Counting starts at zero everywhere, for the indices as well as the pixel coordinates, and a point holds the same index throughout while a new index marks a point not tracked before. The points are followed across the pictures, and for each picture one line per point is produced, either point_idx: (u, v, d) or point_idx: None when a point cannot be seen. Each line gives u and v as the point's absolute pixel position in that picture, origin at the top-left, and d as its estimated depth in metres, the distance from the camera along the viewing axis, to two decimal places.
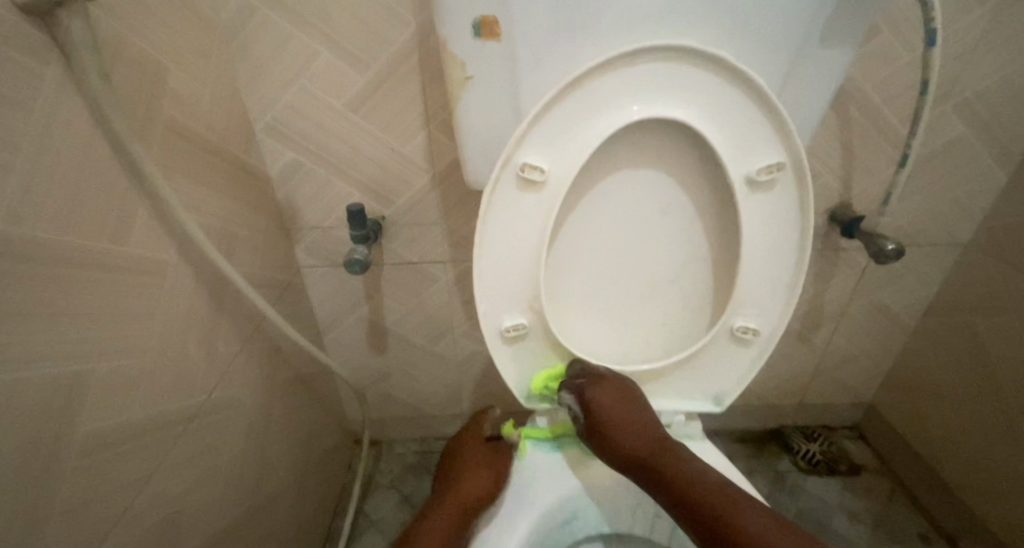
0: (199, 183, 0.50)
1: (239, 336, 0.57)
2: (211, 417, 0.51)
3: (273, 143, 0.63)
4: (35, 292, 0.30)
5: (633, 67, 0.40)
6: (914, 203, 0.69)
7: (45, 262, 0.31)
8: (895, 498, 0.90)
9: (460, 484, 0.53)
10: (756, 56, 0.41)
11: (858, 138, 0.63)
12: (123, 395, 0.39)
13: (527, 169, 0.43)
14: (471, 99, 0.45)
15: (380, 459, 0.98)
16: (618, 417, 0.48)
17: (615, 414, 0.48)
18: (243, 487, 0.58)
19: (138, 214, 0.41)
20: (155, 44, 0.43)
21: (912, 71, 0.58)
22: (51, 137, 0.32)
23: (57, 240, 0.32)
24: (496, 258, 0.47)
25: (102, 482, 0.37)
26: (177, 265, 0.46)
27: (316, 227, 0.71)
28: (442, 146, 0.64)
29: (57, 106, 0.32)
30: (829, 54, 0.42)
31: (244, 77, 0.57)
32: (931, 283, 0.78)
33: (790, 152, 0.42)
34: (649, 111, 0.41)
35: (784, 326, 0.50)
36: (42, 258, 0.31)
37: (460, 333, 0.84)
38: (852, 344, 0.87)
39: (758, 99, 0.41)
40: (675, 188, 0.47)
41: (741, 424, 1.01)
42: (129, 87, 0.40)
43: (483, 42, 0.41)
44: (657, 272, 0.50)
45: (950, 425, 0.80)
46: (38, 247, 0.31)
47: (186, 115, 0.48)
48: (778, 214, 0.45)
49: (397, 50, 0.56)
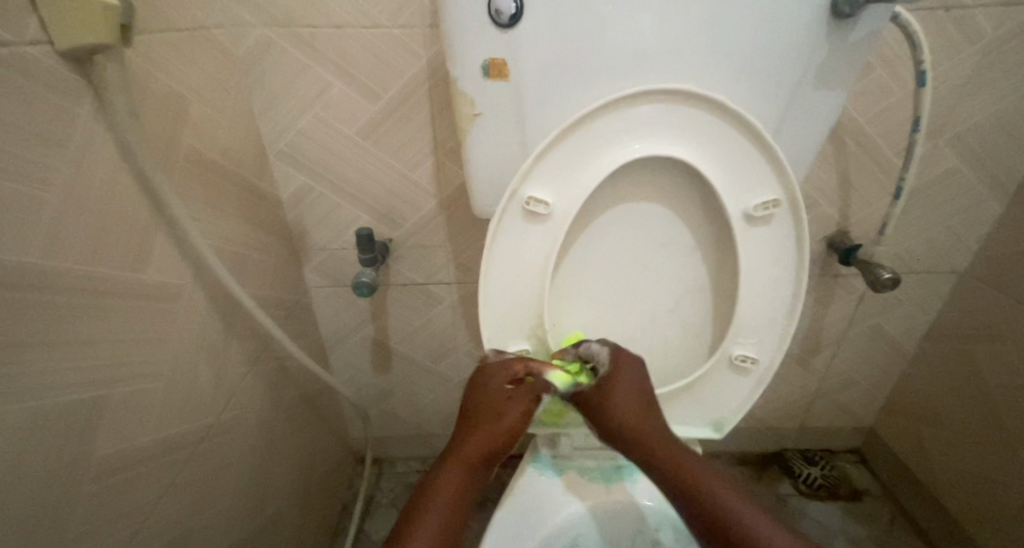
0: (214, 208, 0.51)
1: (248, 357, 0.58)
2: (218, 437, 0.52)
3: (285, 168, 0.65)
4: (58, 321, 0.31)
5: (634, 108, 0.42)
6: (910, 232, 0.71)
7: (73, 293, 0.33)
8: (897, 524, 0.89)
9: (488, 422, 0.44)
10: (752, 98, 0.43)
11: (854, 169, 0.65)
12: (137, 418, 0.40)
13: (532, 203, 0.45)
14: (479, 135, 0.47)
15: (381, 477, 0.98)
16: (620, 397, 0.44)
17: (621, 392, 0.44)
18: (248, 507, 0.58)
19: (156, 241, 0.42)
20: (179, 78, 0.46)
21: (904, 107, 0.59)
22: (83, 173, 0.34)
23: (83, 271, 0.34)
24: (502, 286, 0.49)
25: (114, 504, 0.37)
26: (191, 288, 0.47)
27: (324, 248, 0.72)
28: (449, 172, 0.66)
29: (88, 143, 0.34)
30: (823, 96, 0.44)
31: (260, 105, 0.59)
32: (929, 309, 0.79)
33: (786, 189, 0.44)
34: (649, 148, 0.43)
35: (781, 355, 0.50)
36: (67, 287, 0.32)
37: (463, 353, 0.85)
38: (852, 367, 0.87)
39: (755, 140, 0.42)
40: (675, 221, 0.48)
41: (744, 447, 1.01)
42: (154, 120, 0.41)
43: (492, 82, 0.43)
44: (657, 300, 0.52)
45: (950, 452, 0.80)
46: (67, 278, 0.32)
47: (205, 144, 0.50)
48: (775, 247, 0.46)
49: (408, 82, 0.58)
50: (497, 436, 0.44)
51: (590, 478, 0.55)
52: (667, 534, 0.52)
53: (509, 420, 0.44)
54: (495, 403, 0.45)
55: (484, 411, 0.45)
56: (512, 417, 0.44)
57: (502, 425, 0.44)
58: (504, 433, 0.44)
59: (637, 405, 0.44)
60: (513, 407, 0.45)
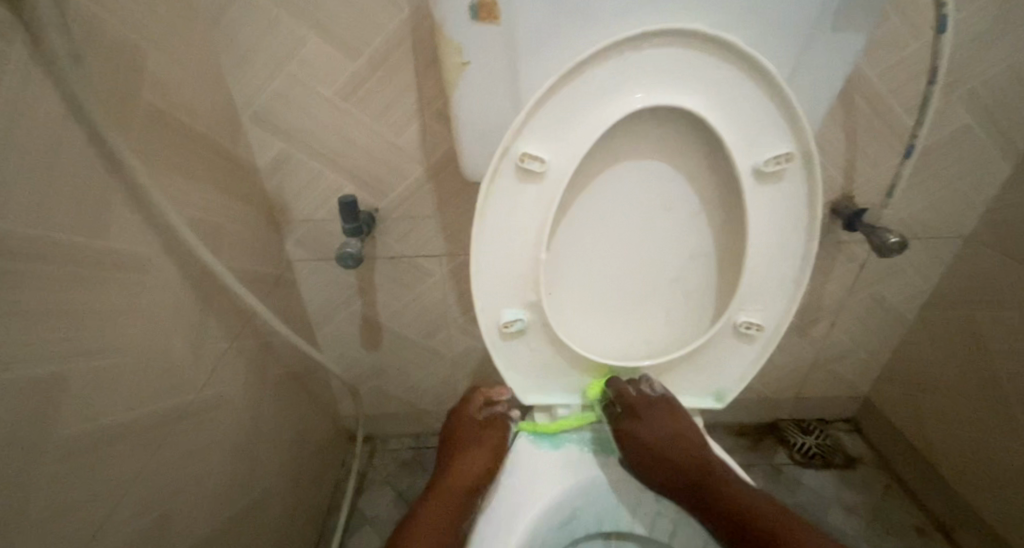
0: (183, 173, 0.47)
1: (228, 333, 0.55)
2: (197, 418, 0.49)
3: (260, 133, 0.60)
4: (6, 288, 0.28)
5: (638, 51, 0.38)
6: (916, 196, 0.68)
7: (24, 258, 0.29)
8: (890, 489, 0.90)
9: (465, 460, 0.51)
10: (765, 41, 0.40)
11: (862, 129, 0.62)
12: (107, 396, 0.37)
13: (526, 159, 0.41)
14: (468, 86, 0.43)
15: (375, 455, 0.96)
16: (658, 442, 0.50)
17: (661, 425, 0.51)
18: (233, 488, 0.56)
19: (116, 206, 0.38)
20: (134, 25, 0.41)
21: (918, 62, 0.56)
22: (28, 127, 0.30)
23: (35, 235, 0.30)
24: (495, 251, 0.46)
25: (85, 489, 0.35)
26: (161, 259, 0.44)
27: (306, 220, 0.69)
28: (438, 136, 0.62)
29: (30, 91, 0.30)
30: (841, 40, 0.40)
31: (228, 63, 0.55)
32: (931, 276, 0.78)
33: (798, 142, 0.41)
34: (653, 98, 0.40)
35: (788, 321, 0.49)
36: (14, 251, 0.29)
37: (455, 329, 0.83)
38: (850, 337, 0.86)
39: (767, 87, 0.39)
40: (679, 180, 0.45)
41: (739, 418, 1.01)
42: (105, 70, 0.37)
43: (482, 26, 0.39)
44: (659, 266, 0.49)
45: (949, 421, 0.80)
46: (17, 242, 0.29)
47: (170, 101, 0.46)
48: (786, 206, 0.43)
49: (389, 35, 0.54)
50: (478, 461, 0.51)
51: (588, 453, 0.53)
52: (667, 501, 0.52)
53: (489, 445, 0.52)
54: (476, 434, 0.54)
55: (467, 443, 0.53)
56: (490, 443, 0.53)
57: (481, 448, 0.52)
58: (485, 457, 0.51)
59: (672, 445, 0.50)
60: (492, 435, 0.53)
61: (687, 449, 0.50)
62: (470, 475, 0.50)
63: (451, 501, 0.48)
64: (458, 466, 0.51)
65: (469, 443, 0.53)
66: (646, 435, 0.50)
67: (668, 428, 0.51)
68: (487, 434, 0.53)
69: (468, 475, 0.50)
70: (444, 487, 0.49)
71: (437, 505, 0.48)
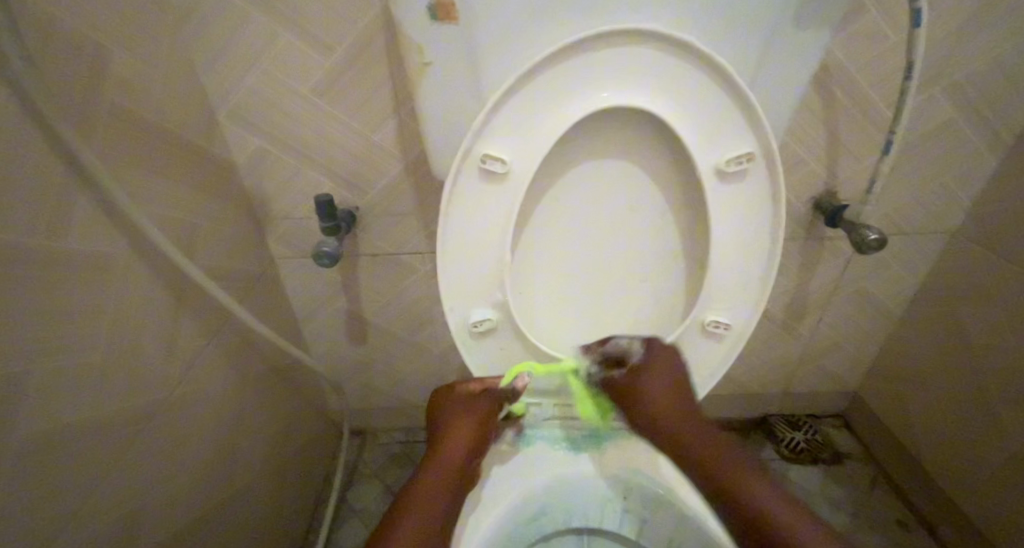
0: (152, 174, 0.48)
1: (204, 330, 0.56)
2: (171, 413, 0.50)
3: (236, 131, 0.61)
4: None
5: (596, 51, 0.38)
6: (899, 191, 0.67)
7: None
8: (876, 484, 0.90)
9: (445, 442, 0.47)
10: (728, 39, 0.39)
11: (842, 124, 0.61)
12: (69, 396, 0.37)
13: (487, 160, 0.41)
14: (431, 86, 0.43)
15: (364, 449, 0.98)
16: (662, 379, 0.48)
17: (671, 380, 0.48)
18: (212, 481, 0.57)
19: (79, 208, 0.39)
20: (96, 28, 0.41)
21: (899, 53, 0.55)
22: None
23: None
24: (461, 252, 0.46)
25: (48, 485, 0.35)
26: (127, 257, 0.44)
27: (286, 217, 0.69)
28: (414, 134, 0.62)
29: None
30: (805, 35, 0.39)
31: (200, 60, 0.55)
32: (918, 270, 0.77)
33: (760, 141, 0.40)
34: (613, 98, 0.39)
35: (756, 319, 0.48)
36: None
37: (440, 325, 0.83)
38: (837, 332, 0.86)
39: (728, 88, 0.39)
40: (644, 180, 0.45)
41: (728, 413, 1.01)
42: (63, 72, 0.37)
43: (442, 26, 0.39)
44: (628, 264, 0.49)
45: (933, 416, 0.80)
46: None
47: (135, 101, 0.46)
48: (750, 205, 0.43)
49: (361, 33, 0.54)
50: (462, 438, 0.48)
51: (562, 451, 0.54)
52: (636, 501, 0.52)
53: (473, 421, 0.49)
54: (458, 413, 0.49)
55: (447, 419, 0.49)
56: (473, 420, 0.49)
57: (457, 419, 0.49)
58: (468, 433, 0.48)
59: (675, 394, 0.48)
60: (475, 409, 0.49)
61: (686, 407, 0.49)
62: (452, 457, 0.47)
63: (443, 481, 0.45)
64: (444, 450, 0.47)
65: (449, 423, 0.49)
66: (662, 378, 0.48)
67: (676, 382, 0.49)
68: (471, 411, 0.49)
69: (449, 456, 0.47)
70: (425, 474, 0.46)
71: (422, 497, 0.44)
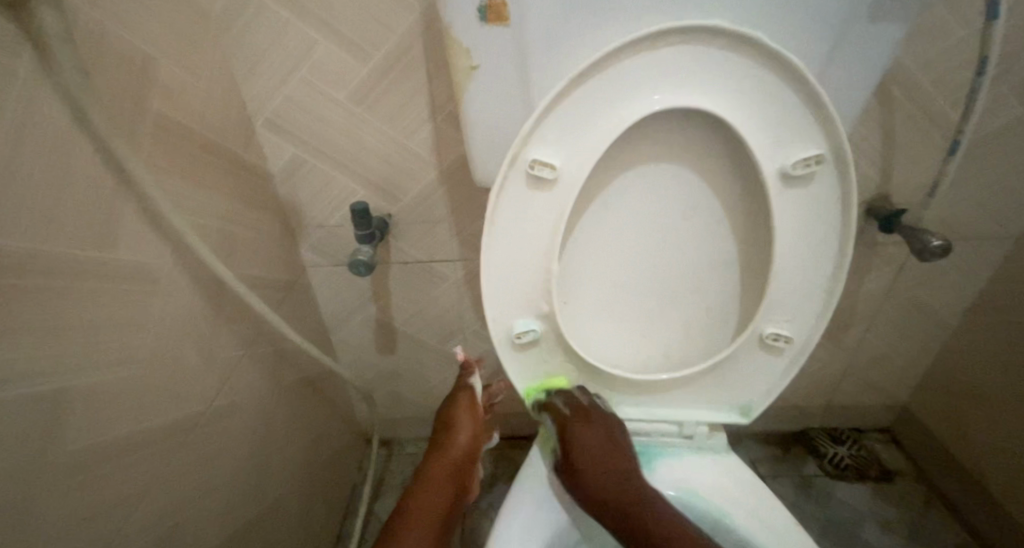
0: (192, 182, 0.47)
1: (241, 340, 0.55)
2: (209, 426, 0.49)
3: (273, 139, 0.60)
4: (25, 306, 0.29)
5: (656, 50, 0.36)
6: (961, 194, 0.64)
7: (37, 276, 0.30)
8: (930, 505, 0.85)
9: (442, 441, 0.51)
10: (797, 35, 0.36)
11: (901, 123, 0.57)
12: (113, 411, 0.37)
13: (537, 166, 0.40)
14: (476, 90, 0.42)
15: (392, 459, 0.97)
16: (595, 438, 0.48)
17: (595, 442, 0.48)
18: (246, 495, 0.57)
19: (126, 218, 0.38)
20: (143, 33, 0.41)
21: (966, 49, 0.52)
22: (40, 145, 0.30)
23: (48, 253, 0.31)
24: (506, 260, 0.44)
25: (93, 502, 0.35)
26: (170, 268, 0.44)
27: (319, 225, 0.69)
28: (449, 141, 0.60)
29: (42, 110, 0.30)
30: (882, 30, 0.36)
31: (239, 69, 0.55)
32: (977, 279, 0.72)
33: (831, 142, 0.38)
34: (672, 100, 0.37)
35: (820, 333, 0.46)
36: (31, 268, 0.29)
37: (470, 333, 0.82)
38: (886, 343, 0.82)
39: (797, 87, 0.36)
40: (700, 186, 0.43)
41: (767, 427, 0.97)
42: (111, 82, 0.37)
43: (490, 29, 0.37)
44: (680, 273, 0.47)
45: (996, 433, 0.75)
46: (30, 260, 0.29)
47: (179, 111, 0.46)
48: (817, 211, 0.40)
49: (399, 37, 0.53)
50: (458, 435, 0.51)
51: None
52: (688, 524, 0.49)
53: (463, 419, 0.52)
54: (447, 413, 0.53)
55: (443, 419, 0.53)
56: (463, 416, 0.52)
57: (462, 428, 0.51)
58: (462, 430, 0.51)
59: (610, 453, 0.48)
60: (462, 407, 0.53)
61: (618, 469, 0.47)
62: (450, 452, 0.50)
63: (446, 474, 0.49)
64: (444, 448, 0.51)
65: (442, 424, 0.52)
66: (588, 438, 0.47)
67: (603, 441, 0.48)
68: (456, 408, 0.53)
69: (448, 453, 0.50)
70: (426, 473, 0.49)
71: (426, 493, 0.48)
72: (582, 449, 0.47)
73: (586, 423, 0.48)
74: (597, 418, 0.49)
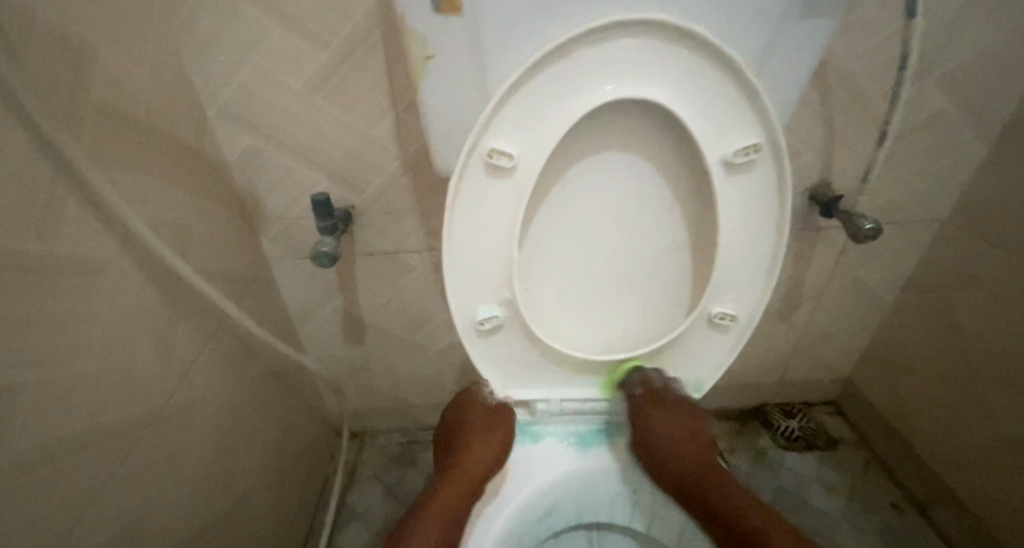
0: (143, 174, 0.46)
1: (200, 335, 0.54)
2: (168, 422, 0.48)
3: (229, 128, 0.59)
4: None
5: (606, 42, 0.37)
6: (892, 181, 0.69)
7: None
8: (869, 468, 0.93)
9: (467, 459, 0.51)
10: (737, 31, 0.38)
11: (839, 115, 0.62)
12: (67, 406, 0.36)
13: (495, 155, 0.41)
14: (433, 79, 0.42)
15: (364, 451, 0.97)
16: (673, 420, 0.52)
17: (668, 424, 0.52)
18: (212, 490, 0.56)
19: (69, 212, 0.37)
20: (82, 18, 0.39)
21: (894, 45, 0.56)
22: None
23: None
24: (468, 248, 0.45)
25: (49, 499, 0.34)
26: (121, 261, 0.43)
27: (280, 216, 0.67)
28: (412, 130, 0.60)
29: None
30: (814, 27, 0.39)
31: (189, 55, 0.53)
32: (909, 259, 0.79)
33: (767, 131, 0.41)
34: (622, 90, 0.39)
35: (761, 311, 0.49)
36: None
37: (439, 323, 0.83)
38: (831, 321, 0.88)
39: (737, 80, 0.39)
40: (651, 174, 0.45)
41: (725, 404, 1.02)
42: (48, 69, 0.35)
43: (444, 17, 0.37)
44: (635, 258, 0.49)
45: (926, 400, 0.82)
46: None
47: (125, 99, 0.44)
48: (757, 197, 0.43)
49: (357, 26, 0.52)
50: (485, 457, 0.51)
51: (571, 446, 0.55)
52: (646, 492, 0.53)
53: (493, 443, 0.52)
54: (480, 432, 0.52)
55: (473, 436, 0.52)
56: (495, 440, 0.52)
57: (488, 452, 0.51)
58: (490, 454, 0.51)
59: (682, 434, 0.52)
60: (495, 432, 0.52)
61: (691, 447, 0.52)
62: (473, 473, 0.50)
63: (461, 495, 0.49)
64: (467, 467, 0.50)
65: (470, 442, 0.52)
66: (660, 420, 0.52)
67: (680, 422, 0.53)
68: (489, 432, 0.52)
69: (470, 473, 0.50)
70: (443, 490, 0.49)
71: (440, 511, 0.47)
72: (659, 431, 0.52)
73: (658, 406, 0.52)
74: (670, 402, 0.53)
